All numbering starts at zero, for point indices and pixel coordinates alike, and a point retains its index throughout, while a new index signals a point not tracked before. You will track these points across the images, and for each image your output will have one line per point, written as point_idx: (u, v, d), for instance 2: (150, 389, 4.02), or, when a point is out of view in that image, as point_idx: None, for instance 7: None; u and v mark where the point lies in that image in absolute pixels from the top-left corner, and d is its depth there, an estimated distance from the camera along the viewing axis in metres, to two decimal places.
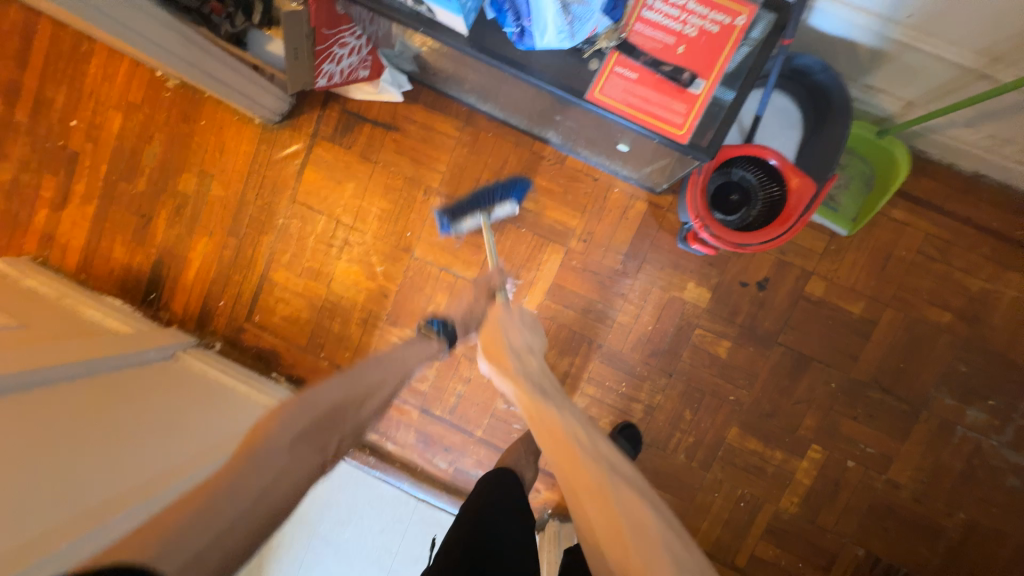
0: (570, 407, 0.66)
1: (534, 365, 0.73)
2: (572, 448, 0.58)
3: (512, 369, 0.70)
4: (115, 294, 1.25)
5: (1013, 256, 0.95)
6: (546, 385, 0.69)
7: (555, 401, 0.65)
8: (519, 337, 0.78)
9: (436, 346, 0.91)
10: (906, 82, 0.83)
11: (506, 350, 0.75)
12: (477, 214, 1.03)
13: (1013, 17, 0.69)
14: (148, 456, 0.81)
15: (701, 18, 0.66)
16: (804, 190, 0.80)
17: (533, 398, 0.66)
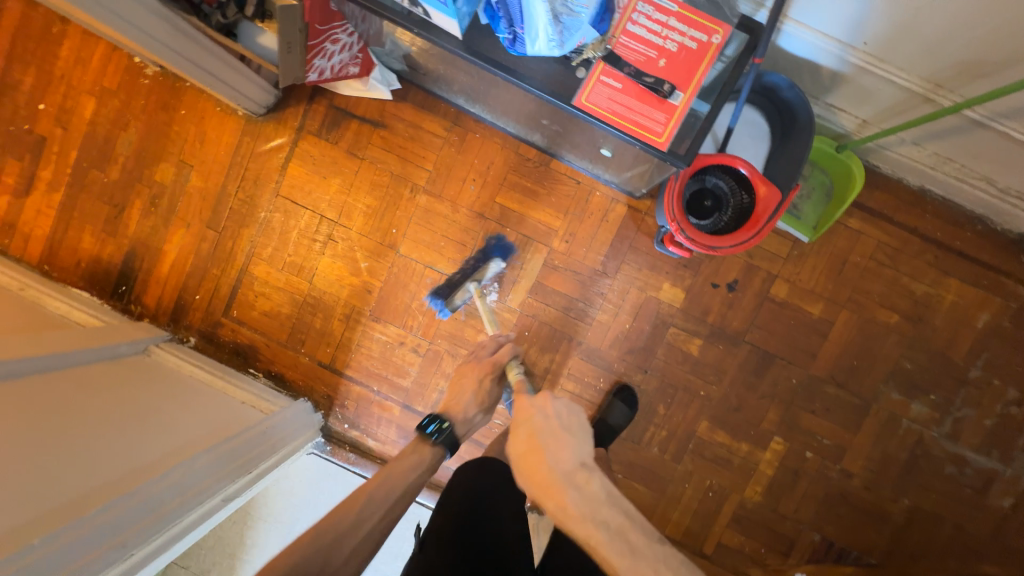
0: (666, 550, 0.53)
1: (597, 491, 0.59)
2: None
3: (579, 517, 0.56)
4: (82, 286, 1.20)
5: (952, 263, 1.05)
6: (623, 523, 0.56)
7: (645, 556, 0.52)
8: (566, 452, 0.64)
9: (435, 454, 0.83)
10: (862, 102, 0.91)
11: (559, 480, 0.60)
12: (466, 284, 1.09)
13: (953, 49, 0.77)
14: (126, 450, 0.80)
15: (680, 34, 0.71)
16: (770, 198, 0.87)
17: (620, 559, 0.53)
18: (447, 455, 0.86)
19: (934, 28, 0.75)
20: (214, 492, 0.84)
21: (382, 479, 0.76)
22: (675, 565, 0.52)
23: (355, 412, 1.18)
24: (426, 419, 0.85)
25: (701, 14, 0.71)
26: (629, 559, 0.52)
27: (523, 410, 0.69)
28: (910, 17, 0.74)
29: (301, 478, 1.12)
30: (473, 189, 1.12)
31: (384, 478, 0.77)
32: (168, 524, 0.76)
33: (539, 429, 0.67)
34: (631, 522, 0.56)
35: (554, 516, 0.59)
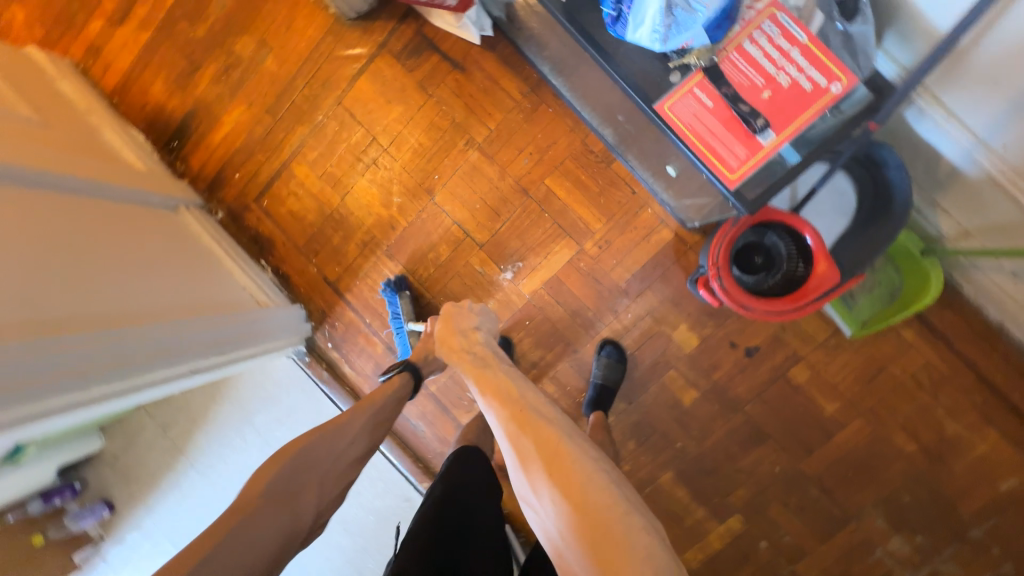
0: (512, 370, 0.70)
1: (479, 338, 0.78)
2: (502, 398, 0.62)
3: (457, 346, 0.75)
4: (141, 129, 1.24)
5: (1000, 414, 0.94)
6: (487, 354, 0.74)
7: (497, 367, 0.69)
8: (468, 316, 0.82)
9: (404, 377, 0.85)
10: (971, 210, 0.79)
11: (454, 329, 0.79)
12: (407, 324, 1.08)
13: None
14: (120, 291, 0.82)
15: (798, 70, 0.62)
16: (827, 278, 0.77)
17: (473, 366, 0.70)
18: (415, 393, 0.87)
19: None
20: (187, 359, 0.86)
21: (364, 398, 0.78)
22: (511, 372, 0.69)
23: (341, 335, 1.19)
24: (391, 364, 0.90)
25: (830, 56, 0.62)
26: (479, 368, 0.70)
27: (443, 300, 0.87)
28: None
29: (275, 379, 1.20)
30: (527, 162, 1.07)
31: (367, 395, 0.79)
32: (137, 372, 0.77)
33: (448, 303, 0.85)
34: (493, 353, 0.74)
35: (443, 351, 0.78)
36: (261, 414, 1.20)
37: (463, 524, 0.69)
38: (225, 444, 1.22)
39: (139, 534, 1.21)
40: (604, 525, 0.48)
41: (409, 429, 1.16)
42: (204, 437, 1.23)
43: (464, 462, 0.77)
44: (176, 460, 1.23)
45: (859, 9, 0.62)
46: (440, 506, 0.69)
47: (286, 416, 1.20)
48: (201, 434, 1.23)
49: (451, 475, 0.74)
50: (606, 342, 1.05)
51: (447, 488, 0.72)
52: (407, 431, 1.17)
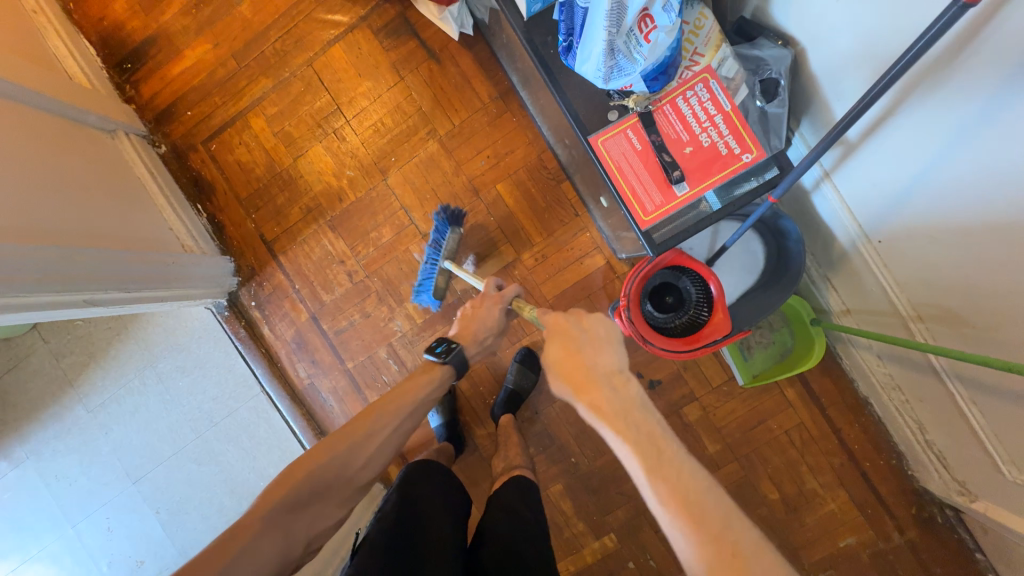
0: (693, 462, 0.53)
1: (630, 393, 0.61)
2: (710, 534, 0.47)
3: (610, 412, 0.58)
4: (93, 42, 1.18)
5: (852, 478, 1.04)
6: (650, 429, 0.56)
7: (679, 459, 0.53)
8: (607, 358, 0.65)
9: (444, 371, 0.84)
10: (853, 292, 0.87)
11: (597, 380, 0.62)
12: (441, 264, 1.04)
13: (937, 287, 0.71)
14: (25, 207, 0.77)
15: (718, 134, 0.68)
16: (720, 327, 0.83)
17: (643, 455, 0.53)
18: (459, 375, 0.88)
19: (935, 257, 0.69)
20: (87, 289, 0.82)
21: (390, 400, 0.77)
22: (700, 473, 0.52)
23: (267, 296, 1.17)
24: (433, 344, 0.87)
25: (747, 128, 0.68)
26: (653, 459, 0.53)
27: (562, 317, 0.71)
28: (929, 235, 0.68)
29: (188, 327, 1.17)
30: (483, 164, 1.10)
31: (392, 397, 0.78)
32: (28, 292, 0.73)
33: (575, 332, 0.68)
34: (659, 429, 0.57)
35: (586, 408, 0.61)
36: (165, 359, 1.17)
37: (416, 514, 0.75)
38: (121, 386, 1.17)
39: (7, 464, 1.15)
40: None
41: (318, 402, 1.16)
42: (99, 373, 1.17)
43: (419, 473, 0.82)
44: (64, 392, 1.17)
45: (777, 92, 0.69)
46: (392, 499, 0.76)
47: (192, 366, 1.17)
48: (95, 370, 1.17)
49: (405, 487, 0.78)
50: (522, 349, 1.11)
51: (401, 499, 0.76)
52: (316, 403, 1.16)
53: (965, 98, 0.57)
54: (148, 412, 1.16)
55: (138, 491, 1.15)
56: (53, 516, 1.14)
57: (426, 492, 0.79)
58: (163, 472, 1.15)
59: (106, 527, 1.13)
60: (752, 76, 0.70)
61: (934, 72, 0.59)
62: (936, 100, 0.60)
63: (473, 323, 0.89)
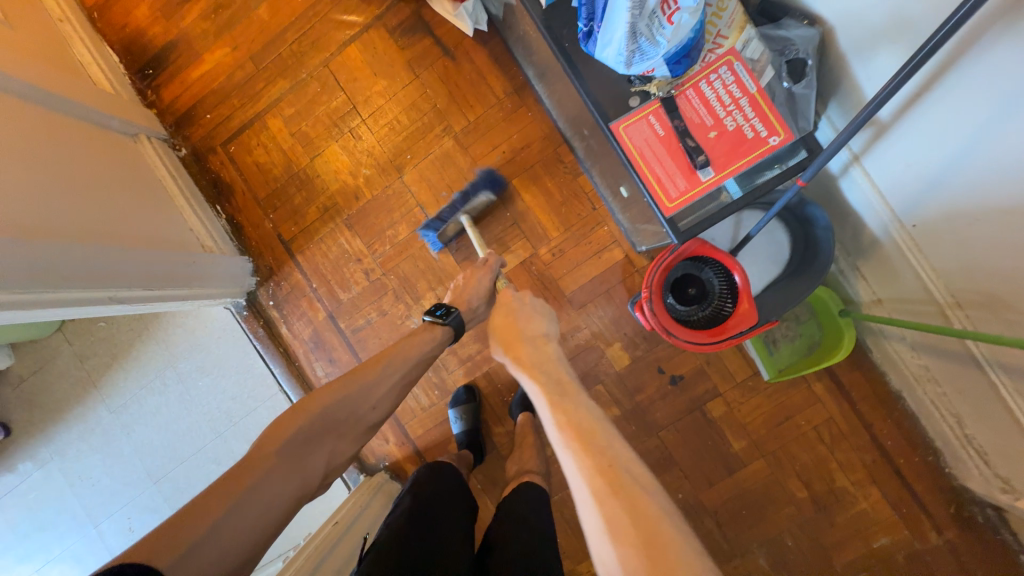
0: (586, 399, 0.65)
1: (550, 352, 0.74)
2: (585, 447, 0.56)
3: (530, 363, 0.71)
4: (116, 49, 1.21)
5: (885, 476, 1.00)
6: (560, 374, 0.69)
7: (574, 396, 0.65)
8: (537, 325, 0.79)
9: (444, 334, 0.84)
10: (884, 280, 0.85)
11: (523, 339, 0.75)
12: (458, 217, 1.04)
13: (979, 273, 0.68)
14: (49, 206, 0.79)
15: (744, 118, 0.67)
16: (746, 317, 0.81)
17: (550, 391, 0.65)
18: (453, 341, 0.88)
19: (975, 241, 0.66)
20: (110, 286, 0.83)
21: (396, 350, 0.79)
22: (591, 409, 0.63)
23: (284, 295, 1.18)
24: (434, 305, 0.87)
25: (773, 111, 0.67)
26: (557, 395, 0.65)
27: (506, 292, 0.85)
28: (968, 216, 0.66)
29: (207, 327, 1.18)
30: (499, 160, 1.09)
31: (397, 349, 0.79)
32: (49, 287, 0.74)
33: (513, 304, 0.82)
34: (568, 377, 0.69)
35: (511, 359, 0.74)
36: (185, 360, 1.18)
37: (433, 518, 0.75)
38: (142, 388, 1.18)
39: (33, 464, 1.17)
40: None
41: None
42: (121, 374, 1.19)
43: (428, 478, 0.83)
44: (87, 393, 1.18)
45: (805, 73, 0.67)
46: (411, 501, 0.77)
47: (212, 365, 1.17)
48: (118, 371, 1.19)
49: (415, 491, 0.80)
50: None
51: (412, 501, 0.77)
52: None
53: (1005, 71, 0.54)
54: (168, 413, 1.17)
55: (159, 492, 1.15)
56: (76, 516, 1.15)
57: (441, 495, 0.80)
58: (182, 472, 1.15)
59: (127, 528, 1.14)
60: (778, 57, 0.68)
61: (972, 46, 0.57)
62: (973, 75, 0.58)
63: (467, 291, 0.89)
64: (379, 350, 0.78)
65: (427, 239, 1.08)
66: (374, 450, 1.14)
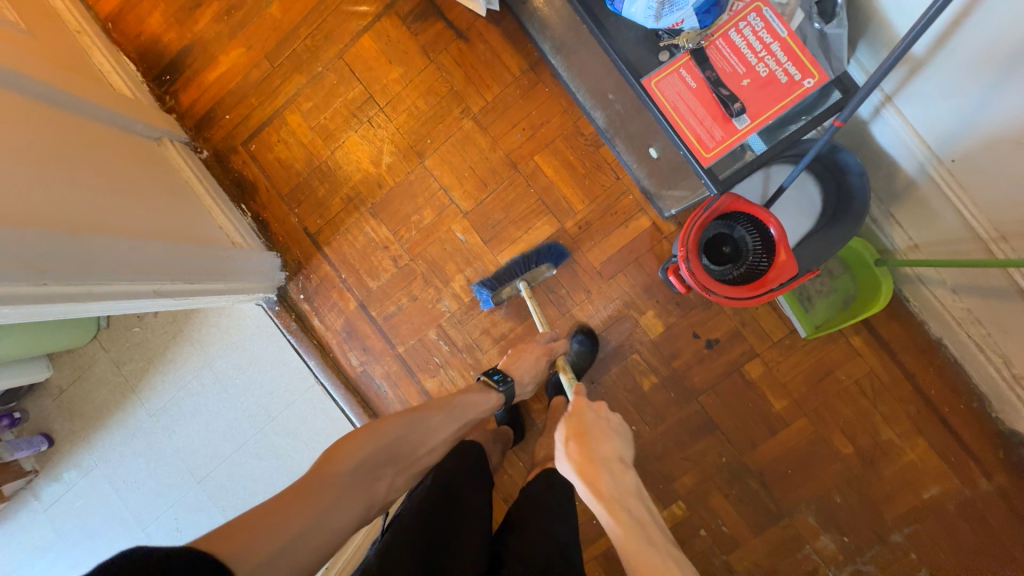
0: (679, 557, 0.53)
1: (631, 486, 0.58)
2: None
3: (609, 497, 0.56)
4: (132, 58, 1.22)
5: (930, 425, 1.00)
6: (647, 519, 0.55)
7: (668, 557, 0.52)
8: (610, 445, 0.62)
9: (497, 399, 0.85)
10: (921, 224, 0.85)
11: (598, 463, 0.59)
12: (517, 283, 1.07)
13: None
14: (87, 205, 0.80)
15: (776, 62, 0.67)
16: (786, 269, 0.80)
17: (640, 549, 0.51)
18: (502, 408, 0.88)
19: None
20: (151, 280, 0.84)
21: (456, 403, 0.78)
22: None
23: (315, 288, 1.19)
24: (492, 368, 0.89)
25: (806, 52, 0.67)
26: (648, 555, 0.51)
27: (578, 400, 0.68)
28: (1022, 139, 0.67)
29: (241, 324, 1.19)
30: (519, 137, 1.10)
31: (457, 401, 0.79)
32: (94, 280, 0.75)
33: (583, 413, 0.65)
34: (654, 523, 0.55)
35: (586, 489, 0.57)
36: (221, 358, 1.19)
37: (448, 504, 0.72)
38: (182, 389, 1.19)
39: (78, 472, 1.18)
40: None
41: (372, 388, 1.17)
42: (160, 377, 1.20)
43: (452, 456, 0.79)
44: (126, 398, 1.20)
45: (834, 13, 0.68)
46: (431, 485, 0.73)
47: (248, 362, 1.18)
48: (156, 374, 1.20)
49: (436, 469, 0.76)
50: (579, 329, 1.06)
51: (431, 483, 0.73)
52: (370, 389, 1.17)
53: None
54: (207, 412, 1.18)
55: (204, 491, 1.16)
56: (125, 519, 1.16)
57: (461, 475, 0.77)
58: (225, 469, 1.16)
59: (175, 529, 1.15)
60: None
61: None
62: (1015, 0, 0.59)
63: (521, 363, 0.91)
64: (444, 397, 0.78)
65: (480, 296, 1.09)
66: None
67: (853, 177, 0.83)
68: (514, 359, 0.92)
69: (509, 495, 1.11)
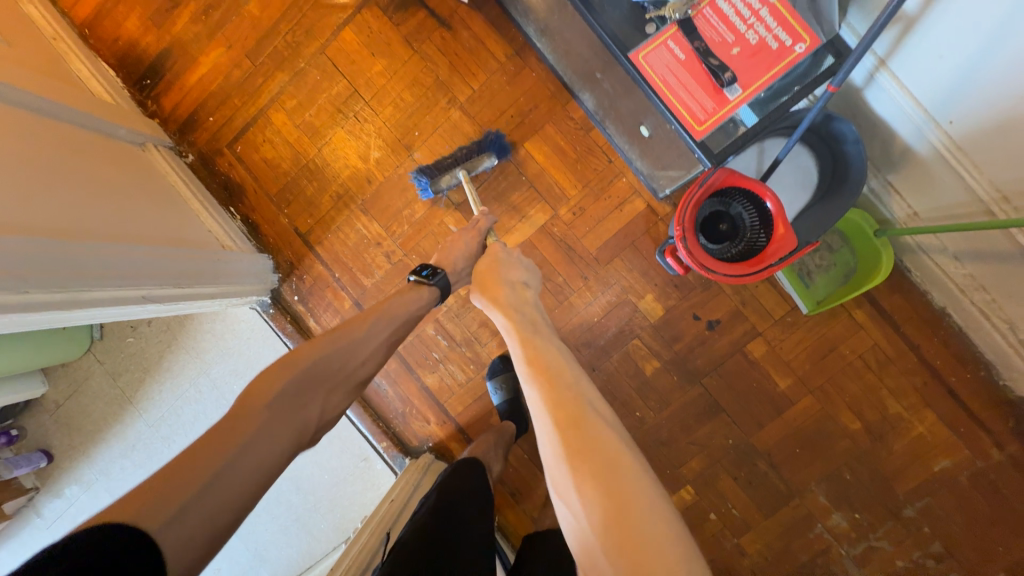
0: (555, 338, 0.66)
1: (528, 298, 0.74)
2: (578, 440, 0.50)
3: (506, 302, 0.72)
4: (112, 63, 1.20)
5: (938, 397, 0.98)
6: (535, 318, 0.70)
7: (545, 336, 0.66)
8: (517, 274, 0.79)
9: (431, 294, 0.81)
10: (919, 191, 0.84)
11: (503, 284, 0.76)
12: (454, 171, 1.02)
13: None
14: (70, 211, 0.78)
15: (766, 29, 0.66)
16: (785, 243, 0.79)
17: (521, 327, 0.67)
18: (440, 303, 0.84)
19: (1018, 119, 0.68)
20: (141, 284, 0.83)
21: (384, 306, 0.76)
22: (584, 389, 0.56)
23: (308, 288, 1.17)
24: (420, 265, 0.83)
25: (796, 18, 0.66)
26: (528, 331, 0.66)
27: (494, 246, 0.84)
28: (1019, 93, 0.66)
29: (235, 329, 1.18)
30: (508, 125, 1.08)
31: (382, 304, 0.76)
32: (81, 286, 0.73)
33: (498, 256, 0.81)
34: (541, 322, 0.70)
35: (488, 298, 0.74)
36: (217, 365, 1.17)
37: (453, 523, 0.72)
38: (179, 398, 1.18)
39: (79, 488, 1.17)
40: (629, 516, 0.44)
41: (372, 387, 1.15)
42: (156, 387, 1.18)
43: (454, 476, 0.81)
44: (124, 410, 1.18)
45: None
46: (435, 508, 0.73)
47: (244, 368, 1.17)
48: (152, 385, 1.18)
49: (439, 490, 0.78)
50: None
51: (435, 505, 0.74)
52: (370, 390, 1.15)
53: None
54: (206, 420, 1.17)
55: None
56: None
57: (466, 493, 0.78)
58: None
59: None
60: None
61: None
62: None
63: (452, 252, 0.86)
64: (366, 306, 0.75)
65: (419, 185, 1.05)
66: (416, 432, 1.13)
67: (848, 146, 0.82)
68: (444, 248, 0.87)
69: (516, 489, 1.09)
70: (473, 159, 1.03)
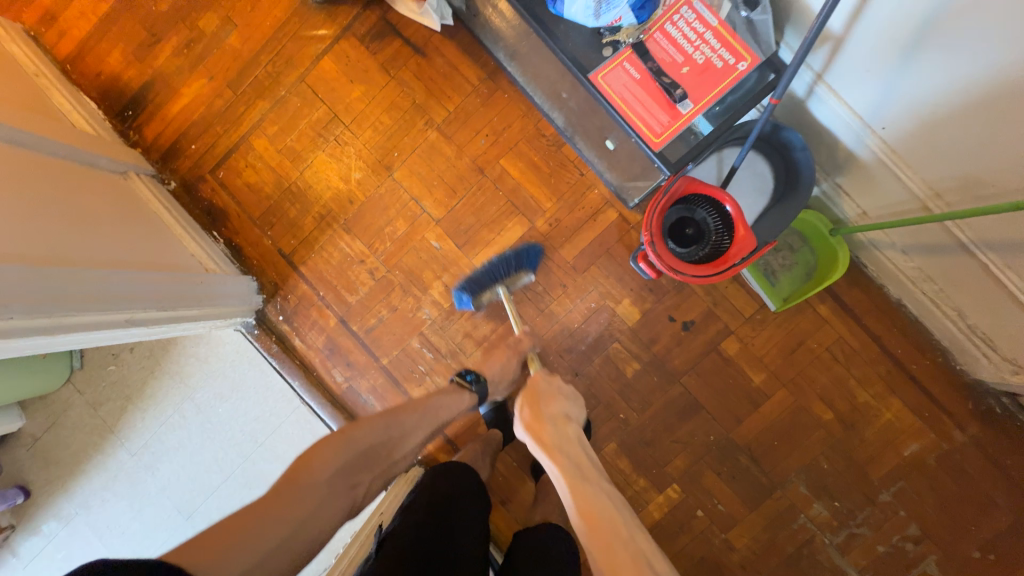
0: (607, 485, 0.62)
1: (571, 434, 0.69)
2: None
3: (550, 442, 0.66)
4: (93, 96, 1.23)
5: (901, 383, 1.04)
6: (583, 459, 0.65)
7: (596, 484, 0.61)
8: (558, 406, 0.75)
9: (469, 400, 0.90)
10: (865, 192, 0.91)
11: (543, 417, 0.71)
12: (495, 287, 1.07)
13: (954, 155, 0.76)
14: (53, 239, 0.80)
15: (711, 50, 0.73)
16: (745, 243, 0.84)
17: (571, 477, 0.61)
18: (476, 407, 0.93)
19: (942, 123, 0.75)
20: (125, 307, 0.84)
21: (429, 403, 0.84)
22: (641, 545, 0.53)
23: (293, 308, 1.18)
24: (465, 369, 0.93)
25: (737, 39, 0.73)
26: (579, 481, 0.60)
27: (534, 377, 0.82)
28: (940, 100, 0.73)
29: (220, 352, 1.18)
30: (483, 143, 1.13)
31: (428, 401, 0.84)
32: (65, 310, 0.74)
33: (538, 388, 0.78)
34: (589, 463, 0.65)
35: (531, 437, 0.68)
36: (202, 389, 1.17)
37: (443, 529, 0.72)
38: (163, 425, 1.17)
39: (58, 523, 1.14)
40: None
41: (359, 403, 1.16)
42: (139, 416, 1.17)
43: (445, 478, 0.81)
44: (105, 440, 1.16)
45: None
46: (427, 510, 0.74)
47: (230, 391, 1.17)
48: (135, 413, 1.17)
49: (432, 492, 0.78)
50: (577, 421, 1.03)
51: (427, 507, 0.74)
52: (357, 406, 1.16)
53: None
54: (191, 445, 1.16)
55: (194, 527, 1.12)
56: None
57: (456, 498, 0.79)
58: (214, 502, 1.13)
59: None
60: None
61: None
62: None
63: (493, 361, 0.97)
64: (418, 398, 0.83)
65: (458, 299, 1.08)
66: None
67: (798, 152, 0.88)
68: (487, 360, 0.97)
69: (507, 497, 1.10)
70: (511, 274, 1.07)
